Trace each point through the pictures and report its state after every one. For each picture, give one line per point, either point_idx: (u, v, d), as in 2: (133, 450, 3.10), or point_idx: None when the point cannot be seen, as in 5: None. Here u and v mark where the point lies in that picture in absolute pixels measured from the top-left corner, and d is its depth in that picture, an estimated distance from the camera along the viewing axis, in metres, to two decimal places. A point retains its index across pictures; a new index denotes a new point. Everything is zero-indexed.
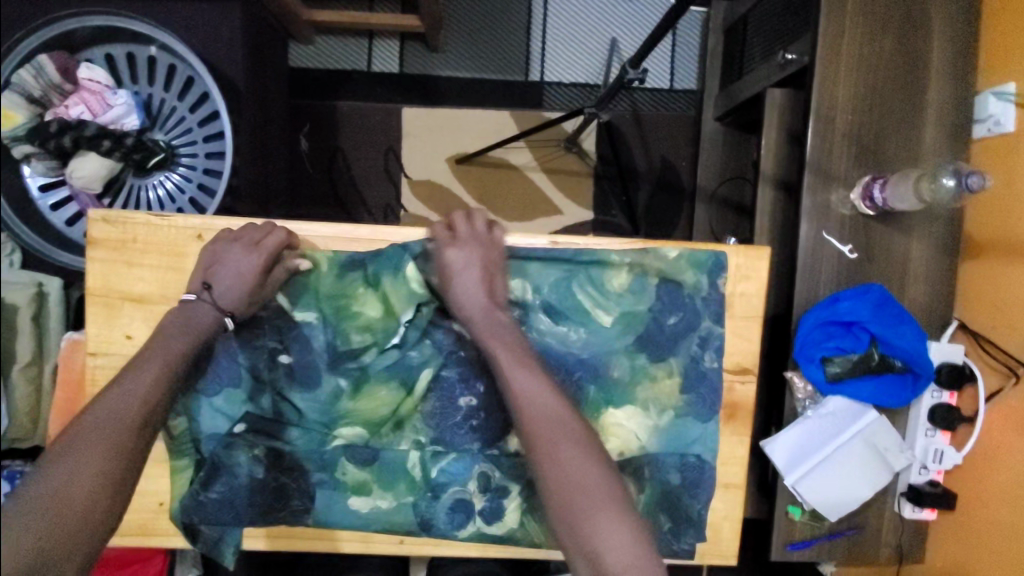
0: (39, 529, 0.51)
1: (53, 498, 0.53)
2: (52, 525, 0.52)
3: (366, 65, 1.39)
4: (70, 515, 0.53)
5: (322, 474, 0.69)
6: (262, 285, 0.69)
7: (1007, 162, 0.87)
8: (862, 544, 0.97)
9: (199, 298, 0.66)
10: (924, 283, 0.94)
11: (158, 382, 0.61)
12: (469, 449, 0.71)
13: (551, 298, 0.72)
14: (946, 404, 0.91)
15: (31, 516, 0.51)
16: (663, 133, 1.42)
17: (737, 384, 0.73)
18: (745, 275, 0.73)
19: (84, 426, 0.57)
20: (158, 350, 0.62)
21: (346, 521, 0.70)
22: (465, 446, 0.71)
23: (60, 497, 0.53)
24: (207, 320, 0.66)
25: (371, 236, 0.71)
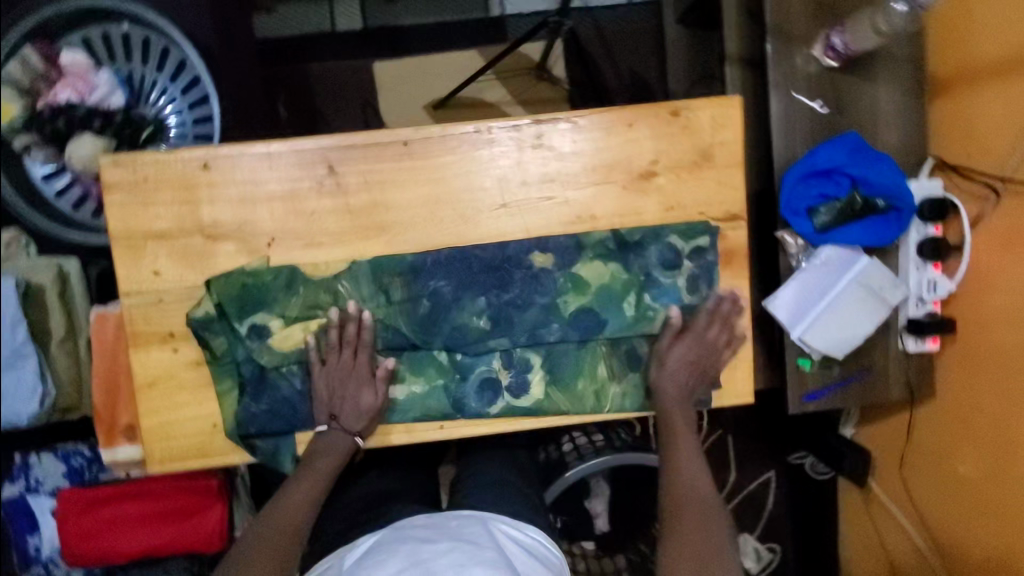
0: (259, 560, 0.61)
1: (267, 535, 0.64)
2: (270, 557, 0.62)
3: (330, 25, 1.40)
4: (279, 542, 0.64)
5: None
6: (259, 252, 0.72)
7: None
8: (873, 386, 1.02)
9: (331, 426, 0.73)
10: (897, 127, 0.97)
11: (329, 386, 0.72)
12: (478, 327, 0.74)
13: (542, 176, 0.74)
14: (932, 238, 0.96)
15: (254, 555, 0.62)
16: (629, 45, 1.42)
17: (729, 232, 0.77)
18: (723, 124, 0.75)
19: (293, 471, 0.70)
20: (308, 467, 0.70)
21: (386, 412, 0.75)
22: (477, 323, 0.74)
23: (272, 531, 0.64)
24: (339, 446, 0.72)
25: (365, 142, 0.72)
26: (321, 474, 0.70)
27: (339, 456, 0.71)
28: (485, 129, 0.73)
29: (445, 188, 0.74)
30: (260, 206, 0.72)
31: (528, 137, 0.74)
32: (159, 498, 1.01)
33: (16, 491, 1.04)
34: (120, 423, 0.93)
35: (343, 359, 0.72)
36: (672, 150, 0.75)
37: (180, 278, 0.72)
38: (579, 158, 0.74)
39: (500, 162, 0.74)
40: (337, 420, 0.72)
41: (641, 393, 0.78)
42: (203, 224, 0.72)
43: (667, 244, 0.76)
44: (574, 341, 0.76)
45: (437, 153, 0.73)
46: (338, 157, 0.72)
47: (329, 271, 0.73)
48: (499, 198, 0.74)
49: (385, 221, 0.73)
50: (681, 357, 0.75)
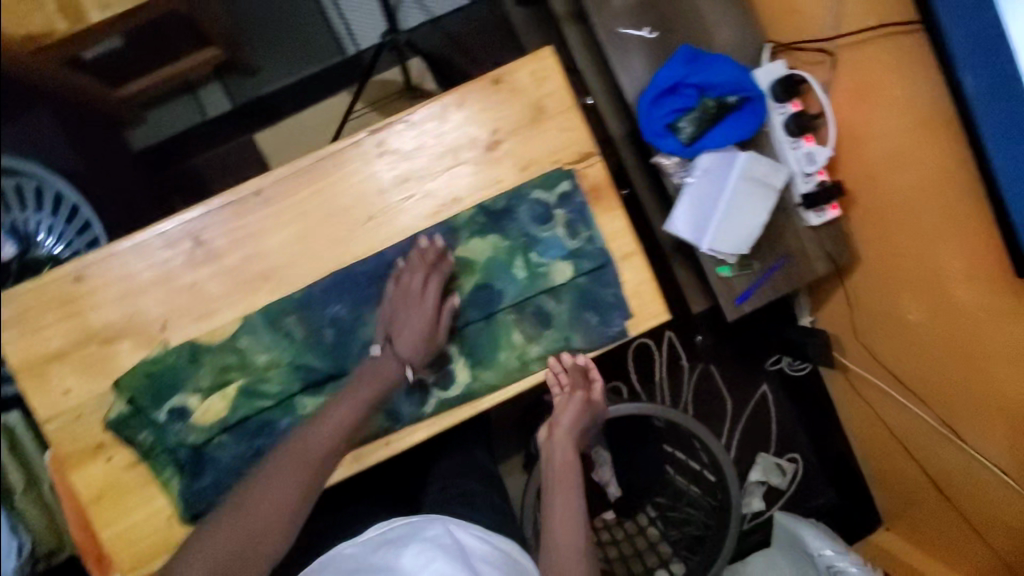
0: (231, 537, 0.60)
1: (244, 511, 0.62)
2: (245, 533, 0.61)
3: (202, 114, 1.45)
4: (259, 522, 0.61)
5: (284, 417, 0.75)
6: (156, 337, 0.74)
7: None
8: (797, 268, 1.04)
9: (384, 350, 0.73)
10: (727, 26, 1.01)
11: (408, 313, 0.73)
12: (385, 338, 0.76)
13: (396, 178, 0.77)
14: (796, 114, 0.98)
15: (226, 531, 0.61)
16: (485, 42, 1.49)
17: (587, 170, 0.80)
18: (544, 77, 0.79)
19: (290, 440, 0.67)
20: (356, 391, 0.70)
21: None
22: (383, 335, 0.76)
23: (253, 509, 0.62)
24: (388, 373, 0.72)
25: (220, 203, 0.75)
26: (359, 399, 0.70)
27: (386, 382, 0.71)
28: (328, 154, 0.76)
29: (310, 220, 0.76)
30: (142, 295, 0.74)
31: (371, 149, 0.77)
32: None
33: None
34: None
35: (415, 281, 0.74)
36: (506, 114, 0.78)
37: (90, 388, 0.74)
38: (424, 151, 0.77)
39: (353, 180, 0.77)
40: (393, 343, 0.73)
41: (562, 346, 0.79)
42: (95, 330, 0.74)
43: (534, 201, 0.78)
44: (480, 319, 0.78)
45: (291, 191, 0.76)
46: (200, 226, 0.75)
47: (227, 334, 0.74)
48: (363, 213, 0.77)
49: (265, 270, 0.75)
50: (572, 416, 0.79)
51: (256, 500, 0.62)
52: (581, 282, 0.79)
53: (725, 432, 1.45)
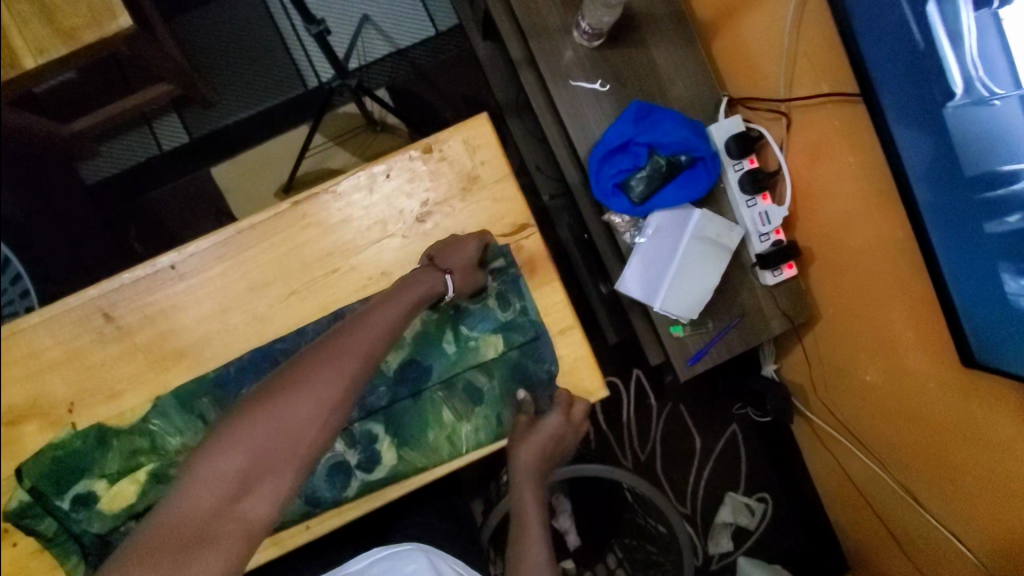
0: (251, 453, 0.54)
1: (277, 423, 0.55)
2: (268, 450, 0.55)
3: (159, 148, 1.41)
4: (287, 441, 0.55)
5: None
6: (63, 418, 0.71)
7: None
8: (752, 326, 1.02)
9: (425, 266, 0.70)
10: (683, 79, 0.98)
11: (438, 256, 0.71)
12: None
13: (321, 251, 0.74)
14: (750, 171, 0.96)
15: (243, 447, 0.54)
16: (453, 74, 1.45)
17: (523, 243, 0.77)
18: (478, 145, 0.76)
19: (331, 344, 0.61)
20: (395, 297, 0.67)
21: None
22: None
23: (284, 421, 0.56)
24: (431, 281, 0.69)
25: (132, 279, 0.71)
26: (412, 299, 0.67)
27: (432, 290, 0.69)
28: (249, 228, 0.73)
29: (230, 295, 0.73)
30: (49, 375, 0.71)
31: (295, 220, 0.73)
32: None
33: None
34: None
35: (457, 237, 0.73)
36: (438, 185, 0.75)
37: None
38: (352, 222, 0.74)
39: (275, 253, 0.73)
40: (436, 261, 0.70)
41: (493, 425, 0.76)
42: (0, 412, 0.70)
43: None
44: (409, 395, 0.76)
45: (209, 266, 0.72)
46: (112, 303, 0.71)
47: (138, 416, 0.71)
48: (286, 288, 0.73)
49: (180, 348, 0.72)
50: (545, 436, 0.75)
51: (278, 416, 0.56)
52: (513, 359, 0.77)
53: (692, 475, 1.42)
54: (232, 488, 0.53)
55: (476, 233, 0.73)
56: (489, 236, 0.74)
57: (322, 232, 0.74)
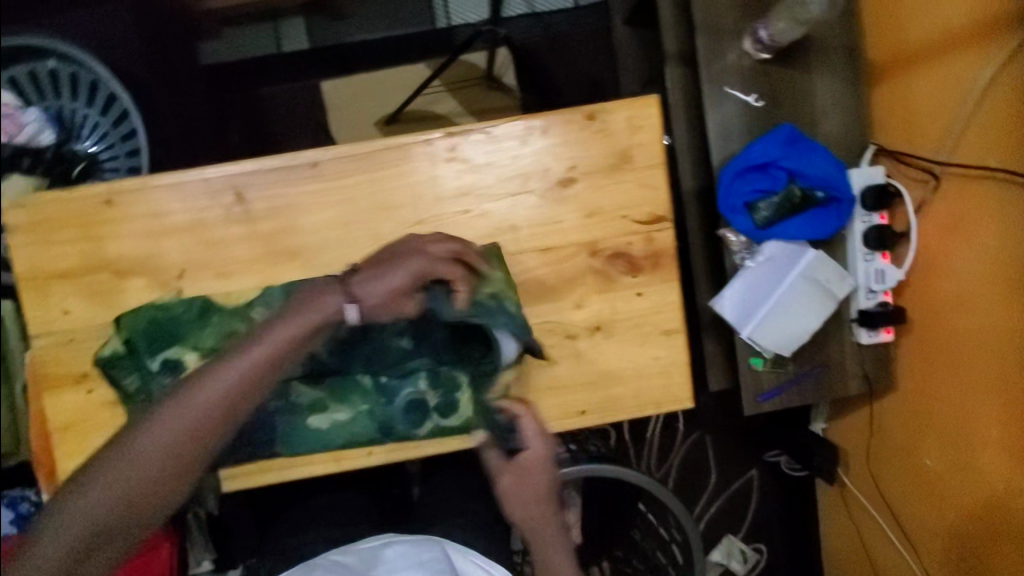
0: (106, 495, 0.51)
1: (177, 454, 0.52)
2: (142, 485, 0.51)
3: (278, 47, 1.41)
4: (139, 488, 0.51)
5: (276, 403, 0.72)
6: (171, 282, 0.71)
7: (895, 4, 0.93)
8: (830, 380, 0.99)
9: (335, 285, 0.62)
10: (835, 116, 0.96)
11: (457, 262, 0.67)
12: (400, 351, 0.74)
13: (457, 189, 0.73)
14: (878, 226, 0.93)
15: (115, 480, 0.51)
16: (579, 51, 1.43)
17: (655, 234, 0.75)
18: (641, 125, 0.73)
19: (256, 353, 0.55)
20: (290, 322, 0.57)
21: (308, 439, 0.73)
22: (397, 349, 0.73)
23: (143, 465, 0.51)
24: (331, 307, 0.59)
25: (271, 165, 0.71)
26: (294, 336, 0.57)
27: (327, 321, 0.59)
28: (398, 147, 0.72)
29: (360, 207, 0.72)
30: (168, 238, 0.70)
31: (443, 151, 0.72)
32: None
33: None
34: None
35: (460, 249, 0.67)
36: (591, 154, 0.73)
37: (90, 316, 0.70)
38: (495, 168, 0.73)
39: (413, 179, 0.72)
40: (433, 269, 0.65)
41: (572, 403, 0.76)
42: (110, 260, 0.70)
43: (591, 253, 0.74)
44: (502, 354, 0.75)
45: (347, 173, 0.71)
46: (246, 184, 0.71)
47: (239, 300, 0.71)
48: (414, 215, 0.72)
49: (298, 246, 0.71)
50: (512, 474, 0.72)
51: (136, 475, 0.51)
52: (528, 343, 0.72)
53: (702, 504, 1.40)
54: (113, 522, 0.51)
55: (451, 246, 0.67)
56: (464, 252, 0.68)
57: (464, 170, 0.73)
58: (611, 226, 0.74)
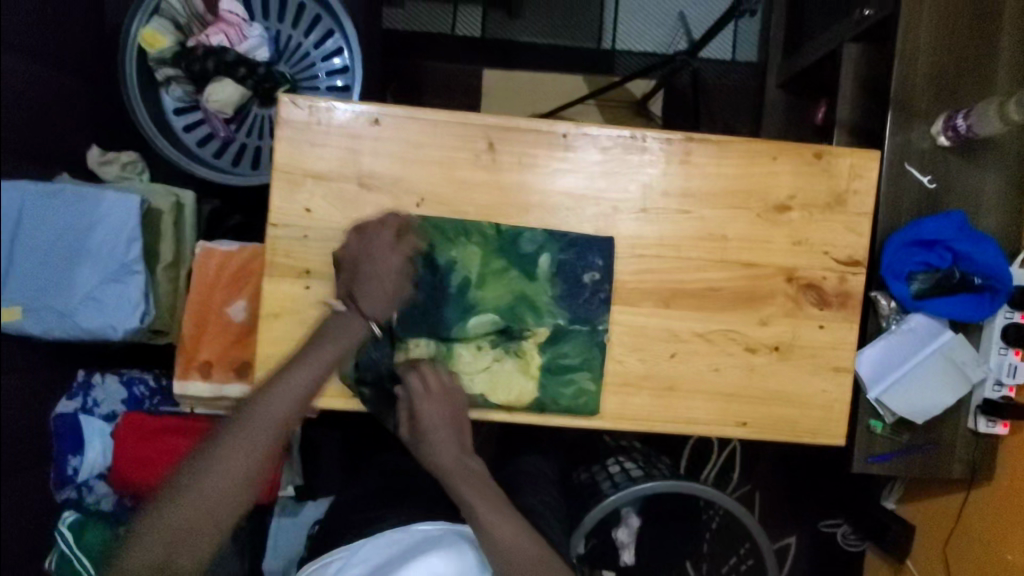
0: (185, 516, 0.55)
1: (168, 502, 0.56)
2: (192, 514, 0.55)
3: (451, 29, 1.47)
4: (184, 519, 0.55)
5: (461, 348, 0.76)
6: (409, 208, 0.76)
7: None
8: (938, 459, 1.03)
9: (345, 311, 0.70)
10: (998, 214, 1.01)
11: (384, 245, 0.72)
12: (581, 329, 0.77)
13: (682, 190, 0.78)
14: (1019, 324, 0.98)
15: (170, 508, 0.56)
16: (728, 102, 1.49)
17: (849, 276, 0.80)
18: (858, 174, 0.80)
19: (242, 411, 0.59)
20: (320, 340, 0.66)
21: (485, 379, 0.76)
22: (579, 325, 0.77)
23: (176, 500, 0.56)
24: (353, 329, 0.68)
25: (524, 126, 0.77)
26: (324, 358, 0.64)
27: (348, 338, 0.68)
28: (639, 138, 0.77)
29: (593, 184, 0.78)
30: (417, 166, 0.76)
31: (678, 152, 0.78)
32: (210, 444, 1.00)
33: (66, 410, 1.01)
34: (241, 360, 0.99)
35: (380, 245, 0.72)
36: (810, 188, 0.79)
37: (330, 218, 0.76)
38: (721, 179, 0.78)
39: (646, 170, 0.78)
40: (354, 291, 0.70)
41: (737, 412, 0.79)
42: (362, 173, 0.76)
43: (788, 278, 0.79)
44: (684, 351, 0.79)
45: (588, 150, 0.77)
46: (498, 137, 0.77)
47: (462, 237, 0.76)
48: (638, 204, 0.78)
49: (530, 203, 0.77)
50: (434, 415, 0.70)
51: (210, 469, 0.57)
52: (649, 333, 0.78)
53: None
54: (163, 550, 0.55)
55: (394, 225, 0.73)
56: (402, 231, 0.73)
57: (693, 175, 0.78)
58: (812, 258, 0.79)
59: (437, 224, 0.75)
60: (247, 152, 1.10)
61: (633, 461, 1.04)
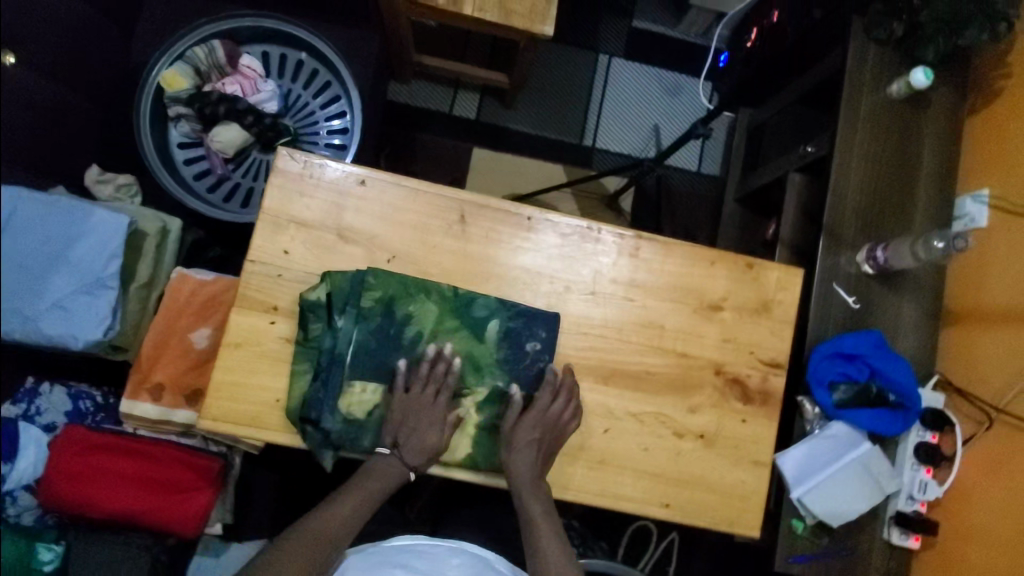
0: None
1: None
2: None
3: (449, 109, 1.61)
4: None
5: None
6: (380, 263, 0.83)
7: (977, 276, 1.10)
8: (854, 567, 1.06)
9: (391, 453, 0.81)
10: (913, 339, 1.12)
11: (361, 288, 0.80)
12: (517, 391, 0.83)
13: (628, 279, 0.87)
14: (928, 443, 1.07)
15: None
16: (691, 207, 1.63)
17: (771, 376, 0.88)
18: (784, 286, 0.90)
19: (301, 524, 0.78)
20: (364, 486, 0.80)
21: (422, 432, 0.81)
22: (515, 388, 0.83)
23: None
24: (393, 475, 0.80)
25: (496, 205, 0.86)
26: (369, 495, 0.80)
27: (391, 483, 0.80)
28: (595, 229, 0.87)
29: (550, 264, 0.86)
30: (394, 226, 0.84)
31: (629, 246, 0.87)
32: (148, 466, 1.01)
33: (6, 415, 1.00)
34: (194, 386, 1.02)
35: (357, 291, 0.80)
36: (741, 293, 0.88)
37: (306, 261, 0.82)
38: (664, 274, 0.87)
39: (598, 257, 0.87)
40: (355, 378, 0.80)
41: (659, 493, 0.84)
42: (342, 226, 0.83)
43: (716, 371, 0.87)
44: (615, 427, 0.84)
45: (549, 233, 0.86)
46: (470, 211, 0.86)
47: (422, 294, 0.82)
48: (588, 287, 0.86)
49: (491, 273, 0.85)
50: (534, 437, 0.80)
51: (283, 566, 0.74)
52: (585, 406, 0.84)
53: None
54: None
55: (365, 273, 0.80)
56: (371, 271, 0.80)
57: (640, 267, 0.87)
58: (739, 356, 0.87)
59: (402, 280, 0.82)
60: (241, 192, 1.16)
61: (569, 539, 1.08)
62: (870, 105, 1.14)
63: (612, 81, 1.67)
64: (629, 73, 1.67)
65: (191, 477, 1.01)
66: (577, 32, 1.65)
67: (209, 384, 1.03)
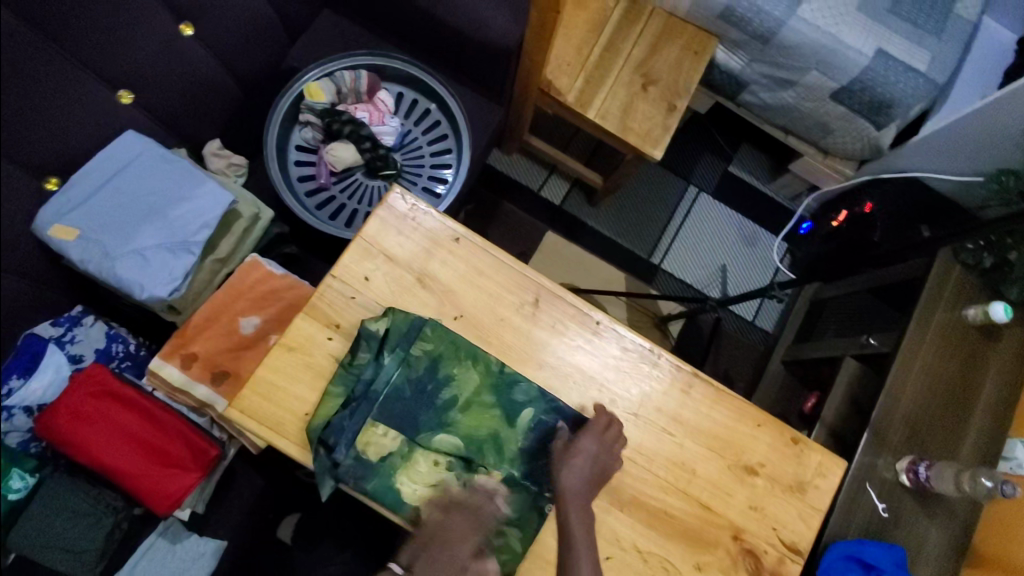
0: None
1: None
2: None
3: (538, 188, 1.69)
4: None
5: (419, 456, 0.78)
6: (447, 318, 0.86)
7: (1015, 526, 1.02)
8: None
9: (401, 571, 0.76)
10: (933, 568, 1.07)
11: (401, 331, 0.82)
12: (528, 487, 0.80)
13: (673, 412, 0.86)
14: None
15: None
16: (736, 354, 1.64)
17: (787, 560, 0.84)
18: (822, 471, 0.87)
19: None
20: None
21: (423, 499, 0.78)
22: (527, 483, 0.80)
23: None
24: None
25: (570, 300, 0.88)
26: None
27: None
28: (655, 354, 0.88)
29: (603, 372, 0.87)
30: (472, 288, 0.87)
31: (682, 380, 0.88)
32: (143, 429, 0.99)
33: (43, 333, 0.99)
34: (225, 368, 1.03)
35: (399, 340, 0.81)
36: (779, 465, 0.87)
37: (380, 292, 0.85)
38: (708, 419, 0.87)
39: (651, 381, 0.87)
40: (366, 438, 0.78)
41: None
42: (424, 271, 0.87)
43: (733, 535, 0.84)
44: (617, 558, 0.81)
45: (610, 342, 0.88)
46: (545, 298, 0.89)
47: (471, 361, 0.82)
48: (632, 406, 0.86)
49: (545, 361, 0.86)
50: (587, 454, 0.78)
51: None
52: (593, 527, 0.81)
53: None
54: None
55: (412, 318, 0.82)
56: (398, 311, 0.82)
57: (688, 405, 0.87)
58: (760, 528, 0.84)
59: (454, 340, 0.83)
60: (333, 205, 1.24)
61: None
62: (941, 321, 1.15)
63: (695, 213, 1.73)
64: (712, 211, 1.74)
65: (183, 456, 1.00)
66: (674, 159, 1.75)
67: (239, 370, 1.05)
